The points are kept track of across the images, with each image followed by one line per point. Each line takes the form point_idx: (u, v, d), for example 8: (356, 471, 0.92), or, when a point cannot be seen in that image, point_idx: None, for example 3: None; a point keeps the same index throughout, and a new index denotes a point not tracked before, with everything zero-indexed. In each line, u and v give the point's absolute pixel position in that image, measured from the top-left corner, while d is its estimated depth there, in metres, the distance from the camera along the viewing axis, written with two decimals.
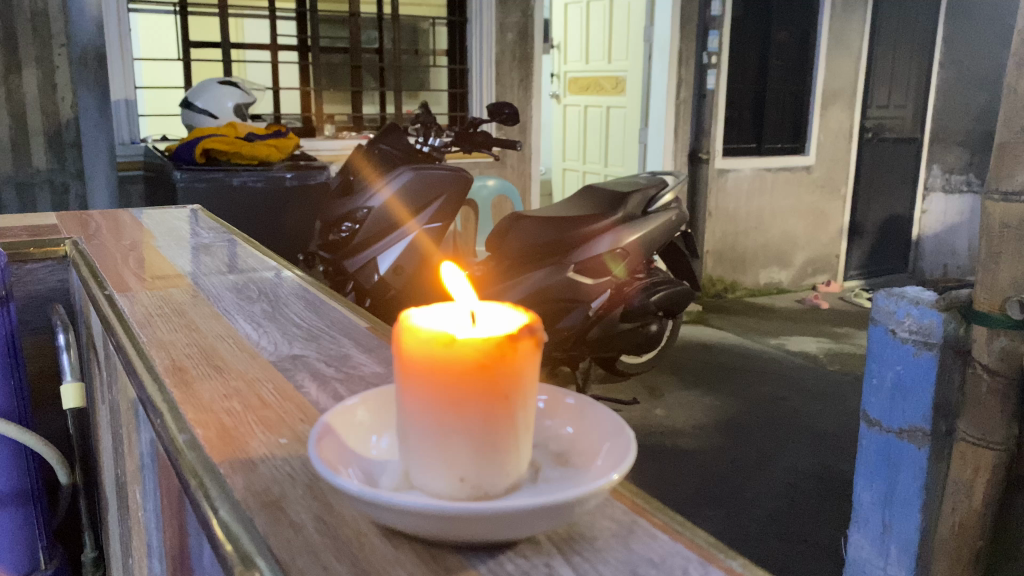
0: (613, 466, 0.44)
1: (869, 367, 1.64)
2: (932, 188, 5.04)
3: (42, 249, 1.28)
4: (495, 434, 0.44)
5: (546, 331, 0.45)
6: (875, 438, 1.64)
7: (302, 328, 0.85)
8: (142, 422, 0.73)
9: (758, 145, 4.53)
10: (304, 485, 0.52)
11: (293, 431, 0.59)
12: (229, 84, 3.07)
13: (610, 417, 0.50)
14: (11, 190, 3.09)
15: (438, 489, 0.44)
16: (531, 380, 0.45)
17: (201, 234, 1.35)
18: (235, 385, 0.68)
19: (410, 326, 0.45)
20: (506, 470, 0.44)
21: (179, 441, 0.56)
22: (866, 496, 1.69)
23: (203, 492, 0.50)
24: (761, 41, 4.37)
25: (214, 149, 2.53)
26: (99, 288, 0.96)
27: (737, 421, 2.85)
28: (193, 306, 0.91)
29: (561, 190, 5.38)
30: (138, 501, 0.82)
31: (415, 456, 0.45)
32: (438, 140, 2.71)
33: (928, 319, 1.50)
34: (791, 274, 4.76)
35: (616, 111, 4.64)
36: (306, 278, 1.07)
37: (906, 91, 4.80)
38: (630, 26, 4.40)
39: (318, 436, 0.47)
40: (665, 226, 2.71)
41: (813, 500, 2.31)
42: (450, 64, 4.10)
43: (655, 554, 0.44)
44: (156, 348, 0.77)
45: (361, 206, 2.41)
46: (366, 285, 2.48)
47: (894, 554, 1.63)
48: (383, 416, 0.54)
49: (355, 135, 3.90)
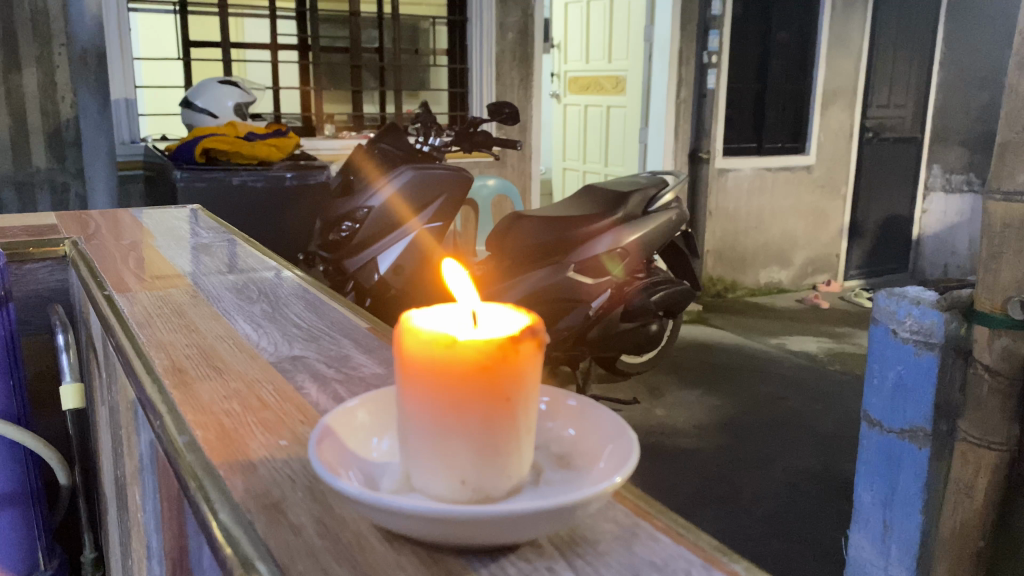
0: (615, 468, 0.44)
1: (870, 368, 1.64)
2: (932, 187, 5.03)
3: (41, 249, 1.29)
4: (497, 436, 0.44)
5: (547, 332, 0.45)
6: (876, 438, 1.64)
7: (302, 328, 0.85)
8: (142, 423, 0.73)
9: (758, 145, 4.53)
10: (304, 486, 0.52)
11: (294, 432, 0.59)
12: (229, 83, 3.07)
13: (612, 418, 0.49)
14: (11, 189, 3.09)
15: (439, 491, 0.44)
16: (533, 382, 0.44)
17: (201, 234, 1.35)
18: (235, 386, 0.68)
19: (411, 327, 0.45)
20: (507, 472, 0.44)
21: (179, 442, 0.56)
22: (867, 496, 1.68)
23: (203, 494, 0.50)
24: (761, 41, 4.37)
25: (214, 149, 2.53)
26: (98, 288, 0.96)
27: (737, 421, 2.85)
28: (193, 306, 0.91)
29: (561, 189, 5.38)
30: (138, 502, 0.82)
31: (416, 458, 0.45)
32: (437, 139, 2.70)
33: (929, 319, 1.49)
34: (792, 274, 4.76)
35: (616, 110, 4.64)
36: (306, 278, 1.07)
37: (906, 91, 4.79)
38: (630, 25, 4.40)
39: (318, 438, 0.47)
40: (666, 226, 2.71)
41: (813, 500, 2.31)
42: (450, 63, 4.10)
43: (657, 557, 0.44)
44: (156, 349, 0.76)
45: (361, 205, 2.41)
46: (367, 284, 2.47)
47: (895, 554, 1.63)
48: (384, 418, 0.53)
49: (355, 135, 3.90)
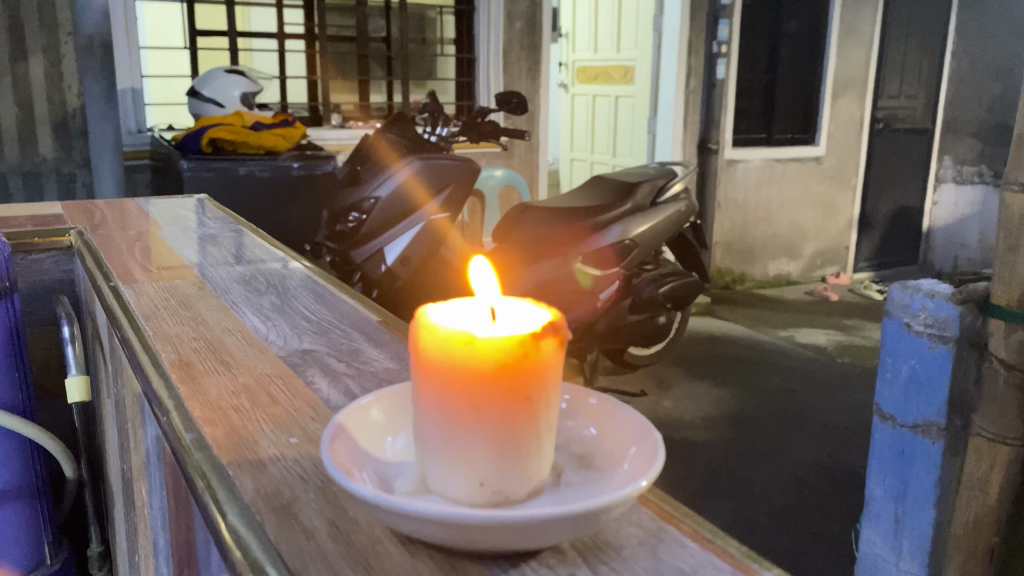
0: (640, 470, 0.42)
1: (882, 361, 1.61)
2: (943, 178, 4.96)
3: (47, 239, 1.27)
4: (517, 435, 0.42)
5: (569, 329, 0.43)
6: (889, 433, 1.60)
7: (312, 322, 0.82)
8: (148, 416, 0.72)
9: (767, 136, 4.49)
10: (316, 488, 0.50)
11: (304, 430, 0.57)
12: (236, 72, 3.04)
13: (635, 419, 0.47)
14: (18, 179, 3.08)
15: (457, 494, 0.42)
16: (554, 382, 0.42)
17: (208, 224, 1.33)
18: (244, 382, 0.66)
19: (428, 323, 0.43)
20: (527, 475, 0.43)
21: (186, 439, 0.54)
22: (878, 491, 1.64)
23: (211, 494, 0.48)
24: (772, 31, 4.32)
25: (220, 139, 2.52)
26: (104, 280, 0.94)
27: (746, 414, 2.83)
28: (200, 298, 0.89)
29: (568, 181, 5.35)
30: (143, 498, 0.81)
31: (433, 459, 0.43)
32: (445, 130, 2.67)
33: (944, 312, 1.46)
34: (800, 266, 4.72)
35: (625, 100, 4.60)
36: (314, 268, 1.05)
37: (916, 82, 4.76)
38: (640, 15, 4.36)
39: (331, 436, 0.45)
40: (675, 217, 2.68)
41: (823, 493, 2.29)
42: (458, 53, 4.09)
43: (686, 564, 0.42)
44: (162, 342, 0.75)
45: (368, 195, 2.38)
46: (373, 276, 2.45)
47: (907, 549, 1.59)
48: (398, 415, 0.52)
49: (362, 125, 3.87)
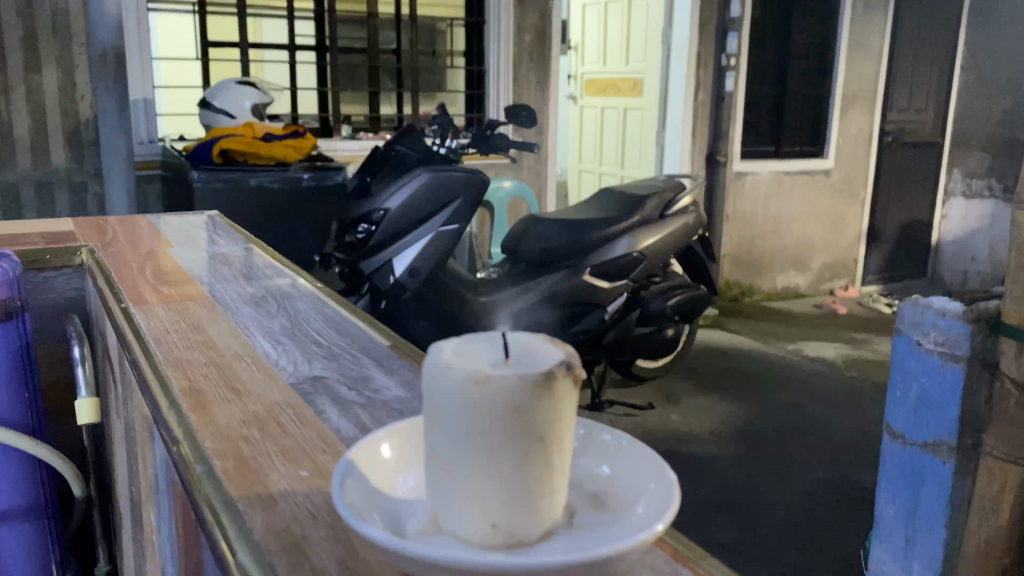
0: (656, 514, 0.42)
1: (892, 380, 1.59)
2: (953, 192, 4.94)
3: (57, 257, 1.28)
4: (532, 476, 0.41)
5: (584, 369, 0.43)
6: (900, 452, 1.59)
7: (323, 346, 0.82)
8: (158, 442, 0.71)
9: (776, 148, 4.49)
10: (326, 525, 0.49)
11: (314, 463, 0.57)
12: (247, 84, 3.06)
13: (651, 460, 0.47)
14: None
15: (470, 536, 0.42)
16: (567, 423, 0.42)
17: (218, 241, 1.34)
18: (254, 411, 0.65)
19: (442, 359, 0.43)
20: (541, 516, 0.42)
21: (196, 471, 0.54)
22: (888, 510, 1.63)
23: (221, 530, 0.48)
24: (782, 44, 4.32)
25: (231, 150, 2.52)
26: (116, 301, 0.95)
27: (755, 429, 2.81)
28: (210, 321, 0.89)
29: (577, 192, 5.35)
30: (152, 522, 0.81)
31: (447, 499, 0.43)
32: (455, 142, 2.66)
33: (954, 331, 1.45)
34: (809, 279, 4.70)
35: (634, 112, 4.61)
36: (323, 287, 1.05)
37: (925, 96, 4.74)
38: (649, 28, 4.38)
39: (342, 475, 0.45)
40: (684, 230, 2.69)
41: (833, 510, 2.27)
42: (467, 65, 4.10)
43: None
44: (172, 367, 0.75)
45: (380, 206, 2.37)
46: (381, 287, 2.41)
47: (917, 571, 1.58)
48: (410, 452, 0.51)
49: (372, 136, 3.88)
